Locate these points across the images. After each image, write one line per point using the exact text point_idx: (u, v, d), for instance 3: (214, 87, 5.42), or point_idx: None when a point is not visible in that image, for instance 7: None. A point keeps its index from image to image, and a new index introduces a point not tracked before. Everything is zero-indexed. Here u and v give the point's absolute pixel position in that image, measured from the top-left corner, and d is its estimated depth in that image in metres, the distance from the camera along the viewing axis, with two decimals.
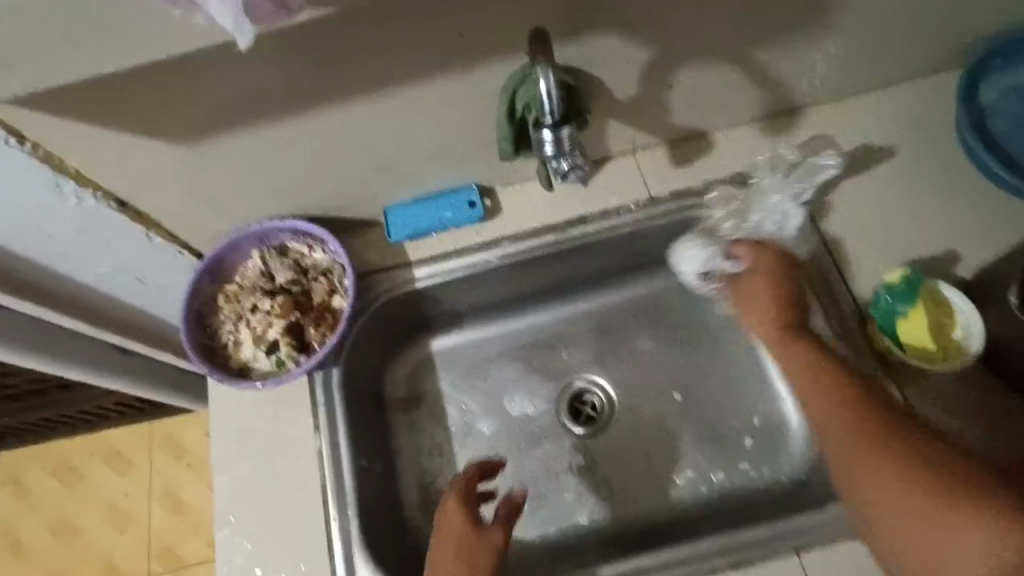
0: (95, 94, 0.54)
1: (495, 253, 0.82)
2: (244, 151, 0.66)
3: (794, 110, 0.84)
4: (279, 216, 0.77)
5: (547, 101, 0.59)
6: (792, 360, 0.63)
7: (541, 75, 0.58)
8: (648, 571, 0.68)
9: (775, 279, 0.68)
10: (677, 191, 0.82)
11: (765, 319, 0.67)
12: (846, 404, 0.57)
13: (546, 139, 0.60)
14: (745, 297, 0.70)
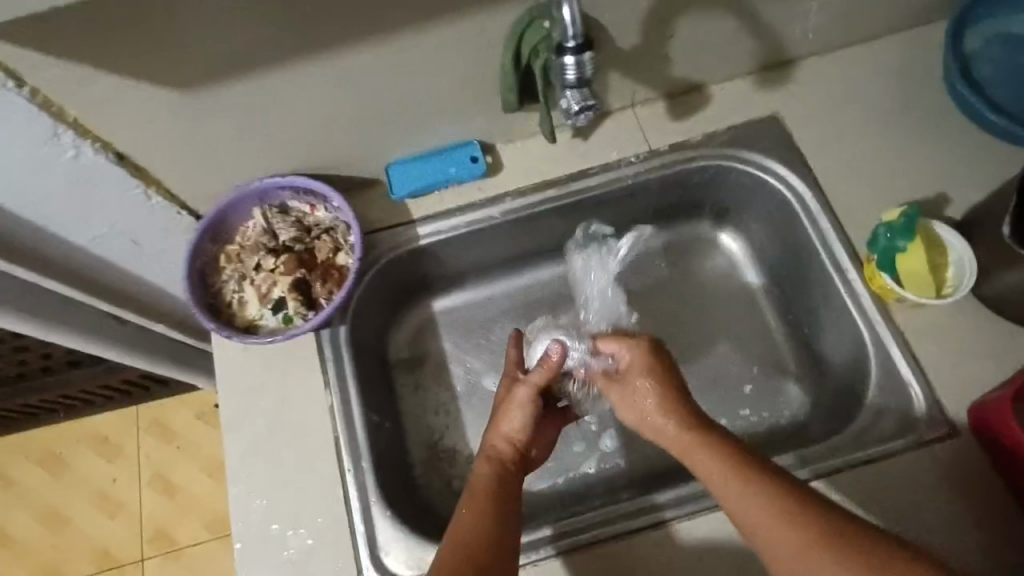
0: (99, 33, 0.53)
1: (498, 208, 0.82)
2: (247, 101, 0.65)
3: (787, 63, 0.85)
4: (279, 174, 0.76)
5: (570, 24, 0.56)
6: (690, 457, 0.60)
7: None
8: (663, 508, 0.70)
9: (655, 372, 0.66)
10: (676, 144, 0.82)
11: (663, 410, 0.64)
12: (754, 496, 0.54)
13: (567, 64, 0.58)
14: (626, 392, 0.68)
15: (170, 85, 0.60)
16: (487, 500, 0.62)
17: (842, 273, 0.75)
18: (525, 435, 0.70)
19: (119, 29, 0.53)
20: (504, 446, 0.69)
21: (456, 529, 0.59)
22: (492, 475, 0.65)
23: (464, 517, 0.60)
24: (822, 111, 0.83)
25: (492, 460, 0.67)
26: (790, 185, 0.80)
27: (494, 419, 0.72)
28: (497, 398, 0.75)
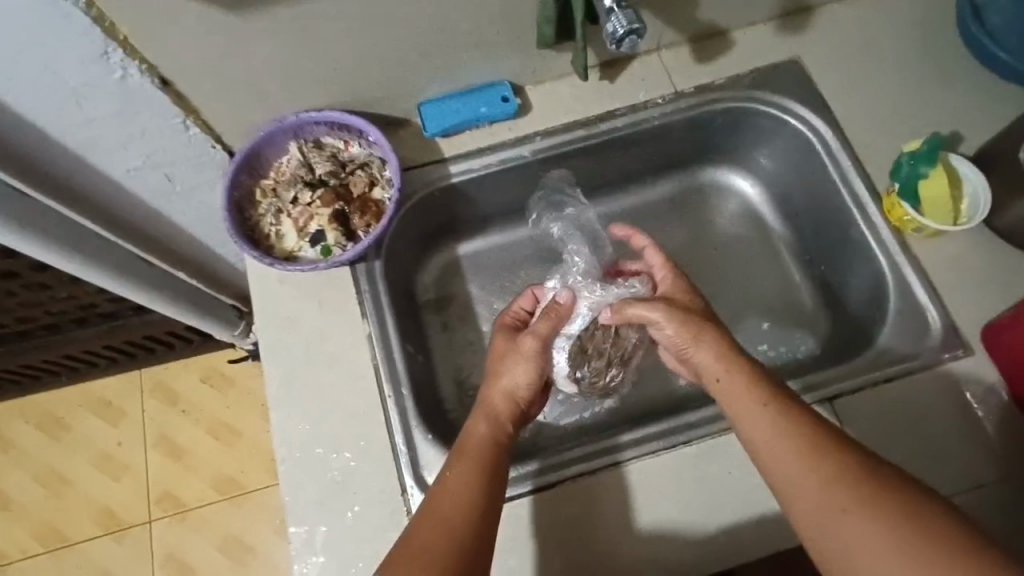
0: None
1: (527, 147, 0.83)
2: (293, 27, 0.65)
3: (807, 9, 0.87)
4: (314, 108, 0.77)
5: None
6: (725, 377, 0.62)
7: None
8: (672, 432, 0.71)
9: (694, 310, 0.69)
10: (701, 85, 0.84)
11: (705, 341, 0.65)
12: (785, 427, 0.57)
13: None
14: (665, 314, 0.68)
15: (220, 3, 0.60)
16: (483, 459, 0.61)
17: (862, 208, 0.78)
18: (528, 390, 0.69)
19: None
20: (503, 403, 0.67)
21: (445, 496, 0.58)
22: (488, 437, 0.64)
23: (454, 479, 0.60)
24: (840, 57, 0.85)
25: (489, 420, 0.66)
26: (812, 125, 0.82)
27: (495, 372, 0.70)
28: (501, 344, 0.72)
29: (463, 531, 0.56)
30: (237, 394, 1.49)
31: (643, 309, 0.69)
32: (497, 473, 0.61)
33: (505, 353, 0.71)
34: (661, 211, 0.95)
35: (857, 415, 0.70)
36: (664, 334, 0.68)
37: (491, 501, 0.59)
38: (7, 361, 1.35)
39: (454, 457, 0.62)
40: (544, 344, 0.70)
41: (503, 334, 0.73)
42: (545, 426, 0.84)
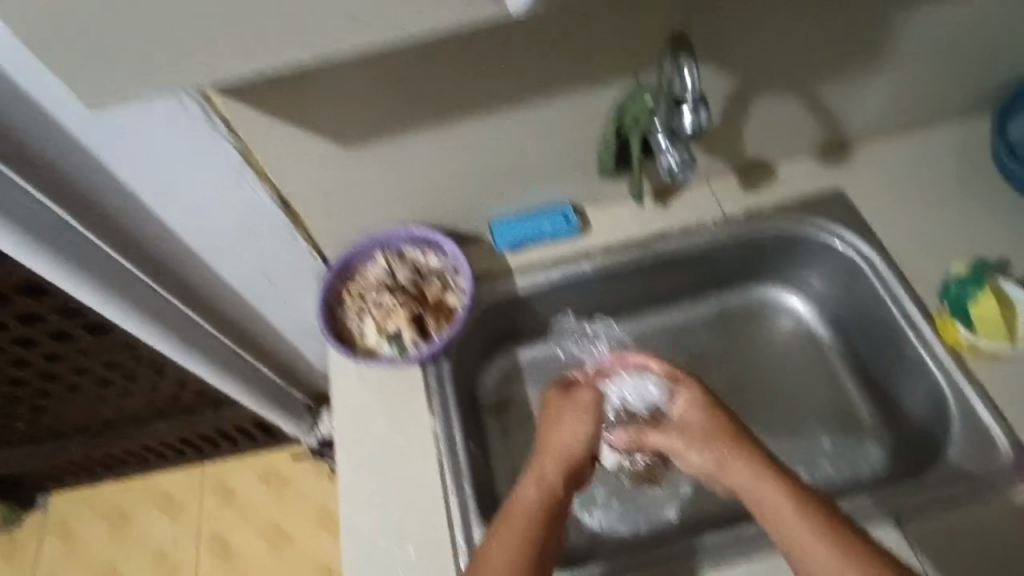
0: (292, 89, 0.65)
1: (588, 262, 0.91)
2: (389, 159, 0.77)
3: (847, 144, 0.95)
4: (400, 224, 0.87)
5: (688, 81, 0.66)
6: (765, 498, 0.63)
7: (689, 66, 0.66)
8: (739, 546, 0.70)
9: (712, 415, 0.72)
10: (749, 212, 0.92)
11: (738, 467, 0.67)
12: (837, 560, 0.57)
13: (687, 114, 0.67)
14: (683, 439, 0.73)
15: (335, 141, 0.73)
16: (526, 531, 0.63)
17: (916, 324, 0.80)
18: (578, 452, 0.71)
19: (308, 87, 0.66)
20: (555, 465, 0.69)
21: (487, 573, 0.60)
22: (537, 503, 0.65)
23: (495, 553, 0.61)
24: (881, 188, 0.91)
25: (541, 485, 0.67)
26: (858, 248, 0.87)
27: (548, 436, 0.72)
28: (556, 407, 0.75)
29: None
30: (292, 495, 1.52)
31: (669, 440, 0.75)
32: (541, 553, 0.62)
33: (556, 412, 0.74)
34: (715, 327, 0.99)
35: (926, 538, 0.69)
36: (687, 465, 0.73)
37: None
38: (89, 449, 1.45)
39: (497, 528, 0.63)
40: (592, 406, 0.75)
41: (554, 390, 0.77)
42: (602, 535, 0.84)
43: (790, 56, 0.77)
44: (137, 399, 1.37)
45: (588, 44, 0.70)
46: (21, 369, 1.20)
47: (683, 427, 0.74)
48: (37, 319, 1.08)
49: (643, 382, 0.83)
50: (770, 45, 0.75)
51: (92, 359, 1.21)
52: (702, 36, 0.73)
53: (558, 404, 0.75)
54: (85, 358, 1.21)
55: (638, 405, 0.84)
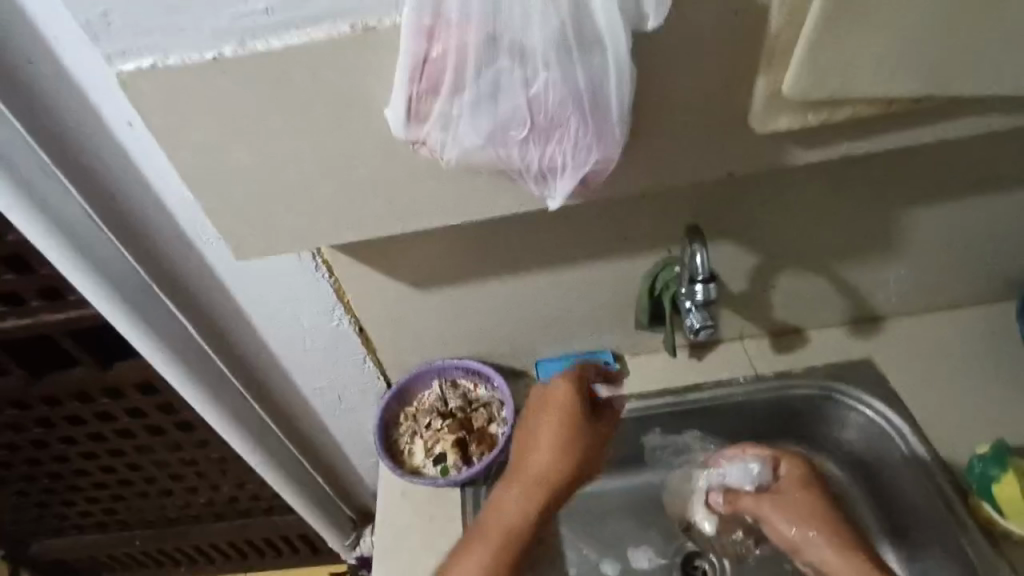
0: (382, 246, 0.81)
1: (623, 406, 0.97)
2: (454, 303, 0.91)
3: (878, 317, 1.01)
4: (457, 356, 0.99)
5: (699, 263, 0.78)
6: (837, 559, 0.83)
7: (699, 251, 0.77)
8: None
9: (806, 488, 0.88)
10: (781, 372, 0.97)
11: (823, 542, 0.85)
12: None
13: (698, 291, 0.78)
14: (781, 510, 0.89)
15: (413, 286, 0.87)
16: (498, 540, 0.80)
17: (949, 503, 0.82)
18: (557, 469, 0.84)
19: (396, 244, 0.81)
20: (531, 486, 0.82)
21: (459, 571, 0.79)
22: (511, 522, 0.81)
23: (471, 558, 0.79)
24: (911, 363, 0.96)
25: (521, 507, 0.81)
26: (884, 415, 0.91)
27: (532, 451, 0.84)
28: (544, 422, 0.85)
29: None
30: None
31: (766, 506, 0.90)
32: (511, 563, 0.79)
33: (545, 424, 0.85)
34: None
35: None
36: (777, 533, 0.89)
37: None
38: (151, 543, 1.55)
39: (471, 532, 0.81)
40: (575, 428, 0.85)
41: (552, 393, 0.86)
42: None
43: (811, 239, 0.87)
44: (200, 498, 1.47)
45: (627, 224, 0.83)
46: (115, 458, 1.35)
47: (780, 498, 0.89)
48: (139, 412, 1.23)
49: (748, 464, 0.92)
50: (791, 233, 0.86)
51: (174, 456, 1.35)
52: (730, 221, 0.83)
53: (552, 419, 0.85)
54: (167, 454, 1.34)
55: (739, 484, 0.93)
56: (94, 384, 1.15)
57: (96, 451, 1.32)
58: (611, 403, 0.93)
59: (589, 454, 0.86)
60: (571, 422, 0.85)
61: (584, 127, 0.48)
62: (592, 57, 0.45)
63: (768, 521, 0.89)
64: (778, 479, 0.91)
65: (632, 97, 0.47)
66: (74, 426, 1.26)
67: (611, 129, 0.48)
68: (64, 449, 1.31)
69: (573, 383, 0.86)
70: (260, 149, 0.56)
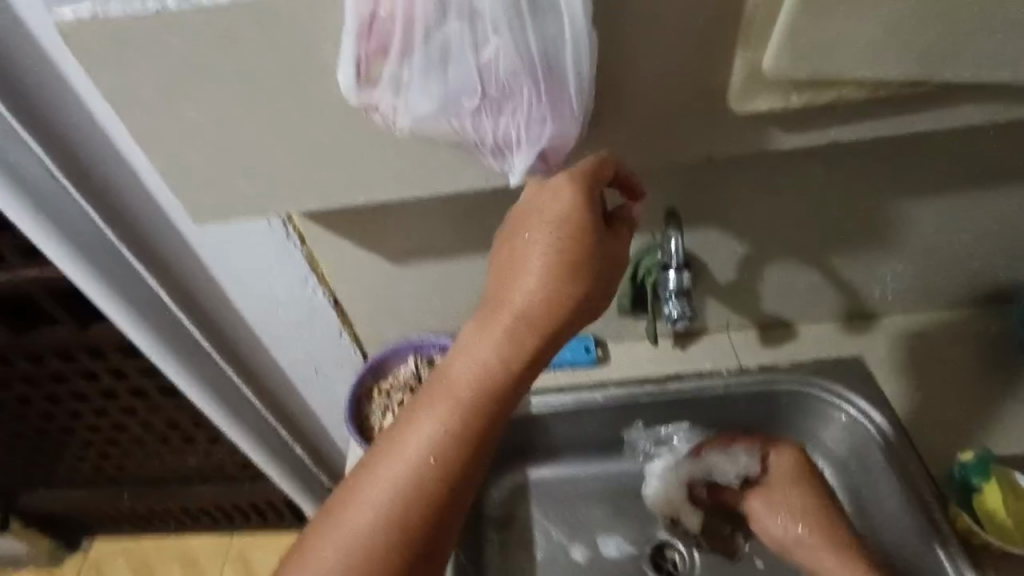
0: (354, 218, 0.79)
1: (602, 392, 0.94)
2: (432, 279, 0.88)
3: (870, 315, 0.97)
4: (435, 332, 0.96)
5: (673, 251, 0.76)
6: (822, 553, 0.81)
7: (673, 236, 0.75)
8: None
9: (796, 479, 0.86)
10: (765, 365, 0.94)
11: (815, 539, 0.82)
12: None
13: (670, 278, 0.77)
14: (768, 503, 0.86)
15: (387, 258, 0.85)
16: (454, 411, 0.57)
17: (929, 512, 0.79)
18: (540, 312, 0.55)
19: (368, 216, 0.79)
20: (504, 333, 0.56)
21: (402, 449, 0.57)
22: (471, 384, 0.57)
23: (418, 436, 0.57)
24: (901, 364, 0.93)
25: (494, 358, 0.56)
26: (867, 415, 0.88)
27: (508, 283, 0.56)
28: (536, 233, 0.54)
29: (412, 499, 0.56)
30: None
31: (753, 500, 0.88)
32: (470, 442, 0.57)
33: (530, 238, 0.55)
34: None
35: None
36: (764, 531, 0.87)
37: (457, 478, 0.57)
38: (137, 502, 1.57)
39: (425, 395, 0.59)
40: (580, 242, 0.54)
41: (547, 189, 0.54)
42: None
43: (804, 230, 0.83)
44: (185, 460, 1.48)
45: None
46: (100, 416, 1.35)
47: (767, 489, 0.87)
48: (123, 374, 1.23)
49: (735, 456, 0.90)
50: (781, 222, 0.82)
51: (158, 418, 1.35)
52: (715, 208, 0.80)
53: (544, 228, 0.54)
54: (152, 416, 1.34)
55: (727, 477, 0.90)
56: (76, 343, 1.15)
57: (82, 409, 1.33)
58: (630, 215, 0.59)
59: (593, 289, 0.55)
60: (571, 231, 0.54)
61: (537, 98, 0.48)
62: (544, 23, 0.46)
63: (756, 516, 0.87)
64: (767, 472, 0.88)
65: (588, 68, 0.47)
66: (59, 384, 1.26)
67: (567, 104, 0.49)
68: (50, 405, 1.32)
69: (583, 173, 0.53)
70: (211, 108, 0.53)
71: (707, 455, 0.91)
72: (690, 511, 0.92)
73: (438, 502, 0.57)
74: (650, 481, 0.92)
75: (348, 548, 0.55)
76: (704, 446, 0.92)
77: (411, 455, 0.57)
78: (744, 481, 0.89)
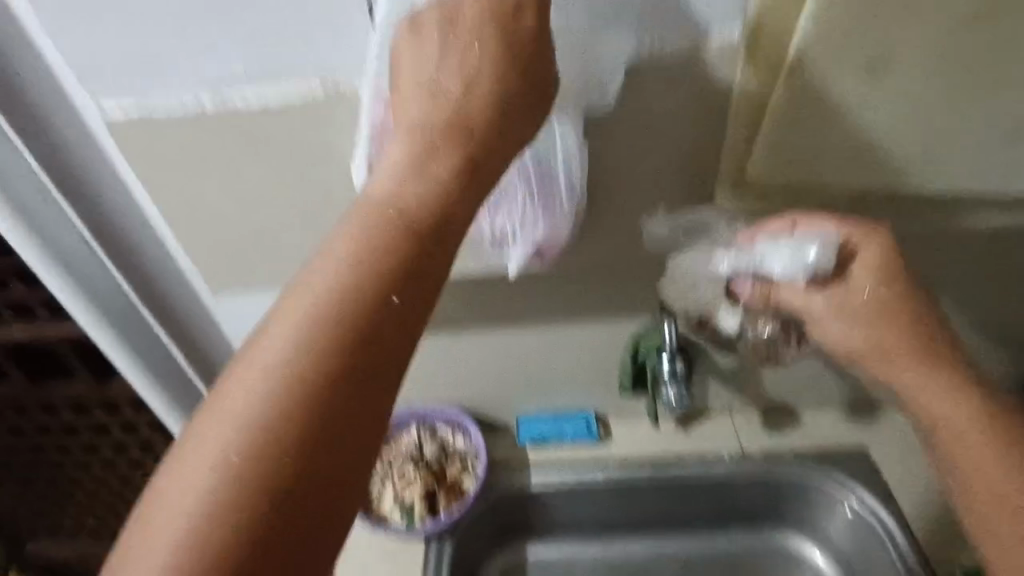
0: None
1: (601, 472, 0.93)
2: (437, 349, 0.88)
3: (875, 405, 0.97)
4: (438, 403, 0.97)
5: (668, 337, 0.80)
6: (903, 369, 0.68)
7: (668, 322, 0.78)
8: None
9: (884, 280, 0.66)
10: (768, 453, 0.93)
11: (906, 373, 0.67)
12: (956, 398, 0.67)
13: (664, 362, 0.81)
14: (839, 322, 0.69)
15: None
16: (357, 256, 0.42)
17: None
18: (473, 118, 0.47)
19: None
20: (433, 144, 0.46)
21: (283, 325, 0.41)
22: (385, 221, 0.43)
23: (304, 306, 0.41)
24: (904, 458, 0.93)
25: (420, 189, 0.44)
26: (871, 509, 0.87)
27: (433, 98, 0.47)
28: (438, 64, 0.47)
29: (299, 388, 0.39)
30: None
31: (821, 309, 0.69)
32: (376, 296, 0.41)
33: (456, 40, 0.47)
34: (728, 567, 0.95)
35: None
36: (832, 339, 0.69)
37: (359, 361, 0.40)
38: None
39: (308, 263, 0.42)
40: (506, 52, 0.47)
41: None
42: None
43: None
44: None
45: (612, 294, 0.81)
46: (107, 469, 1.37)
47: (839, 302, 0.68)
48: (132, 428, 1.26)
49: (802, 243, 0.65)
50: None
51: None
52: None
53: (453, 43, 0.47)
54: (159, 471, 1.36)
55: (790, 275, 0.67)
56: (92, 397, 1.18)
57: (92, 461, 1.35)
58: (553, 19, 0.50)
59: (523, 103, 0.48)
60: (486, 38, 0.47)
61: (537, 206, 0.60)
62: (547, 149, 0.58)
63: (832, 325, 0.69)
64: (844, 273, 0.68)
65: (580, 181, 0.60)
66: (71, 436, 1.29)
67: (559, 206, 0.60)
68: (60, 456, 1.34)
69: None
70: None
71: (754, 250, 0.68)
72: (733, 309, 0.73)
73: (339, 388, 0.40)
74: (683, 287, 0.75)
75: (204, 495, 0.37)
76: (756, 231, 0.68)
77: (289, 335, 0.40)
78: (819, 281, 0.68)
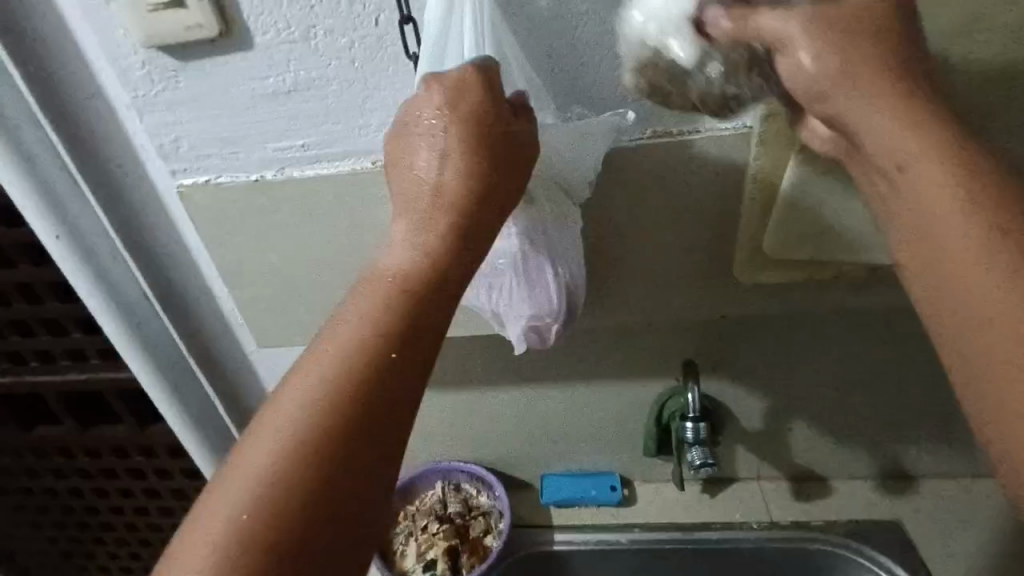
0: None
1: (627, 534, 0.93)
2: (464, 403, 0.90)
3: (908, 476, 0.94)
4: (462, 458, 0.98)
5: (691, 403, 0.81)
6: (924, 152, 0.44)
7: (690, 389, 0.80)
8: None
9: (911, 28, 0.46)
10: (798, 521, 0.91)
11: (878, 102, 0.45)
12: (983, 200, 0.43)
13: (687, 425, 0.82)
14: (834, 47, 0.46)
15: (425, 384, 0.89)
16: (369, 314, 0.46)
17: None
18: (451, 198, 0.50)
19: None
20: (425, 222, 0.50)
21: (301, 378, 0.44)
22: (394, 282, 0.48)
23: (320, 359, 0.45)
24: (942, 533, 0.90)
25: (421, 256, 0.49)
26: None
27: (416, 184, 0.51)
28: (418, 156, 0.51)
29: (311, 432, 0.42)
30: None
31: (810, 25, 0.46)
32: (386, 345, 0.45)
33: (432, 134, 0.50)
34: None
35: None
36: (799, 73, 0.47)
37: (369, 405, 0.43)
38: None
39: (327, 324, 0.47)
40: (478, 136, 0.50)
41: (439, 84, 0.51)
42: None
43: (832, 384, 0.84)
44: None
45: (635, 356, 0.83)
46: (138, 515, 1.40)
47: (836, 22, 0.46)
48: (167, 474, 1.29)
49: None
50: (809, 376, 0.84)
51: None
52: (740, 360, 0.83)
53: (428, 130, 0.50)
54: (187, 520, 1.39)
55: None
56: (132, 441, 1.23)
57: (124, 507, 1.39)
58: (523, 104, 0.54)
59: (498, 174, 0.51)
60: (461, 123, 0.50)
61: (523, 283, 0.61)
62: (534, 222, 0.61)
63: (811, 40, 0.46)
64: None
65: (566, 251, 0.62)
66: (107, 480, 1.33)
67: (545, 283, 0.61)
68: (94, 501, 1.38)
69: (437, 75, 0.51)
70: None
71: None
72: (694, 45, 0.50)
73: (352, 432, 0.42)
74: None
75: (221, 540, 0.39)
76: None
77: (307, 385, 0.44)
78: None
